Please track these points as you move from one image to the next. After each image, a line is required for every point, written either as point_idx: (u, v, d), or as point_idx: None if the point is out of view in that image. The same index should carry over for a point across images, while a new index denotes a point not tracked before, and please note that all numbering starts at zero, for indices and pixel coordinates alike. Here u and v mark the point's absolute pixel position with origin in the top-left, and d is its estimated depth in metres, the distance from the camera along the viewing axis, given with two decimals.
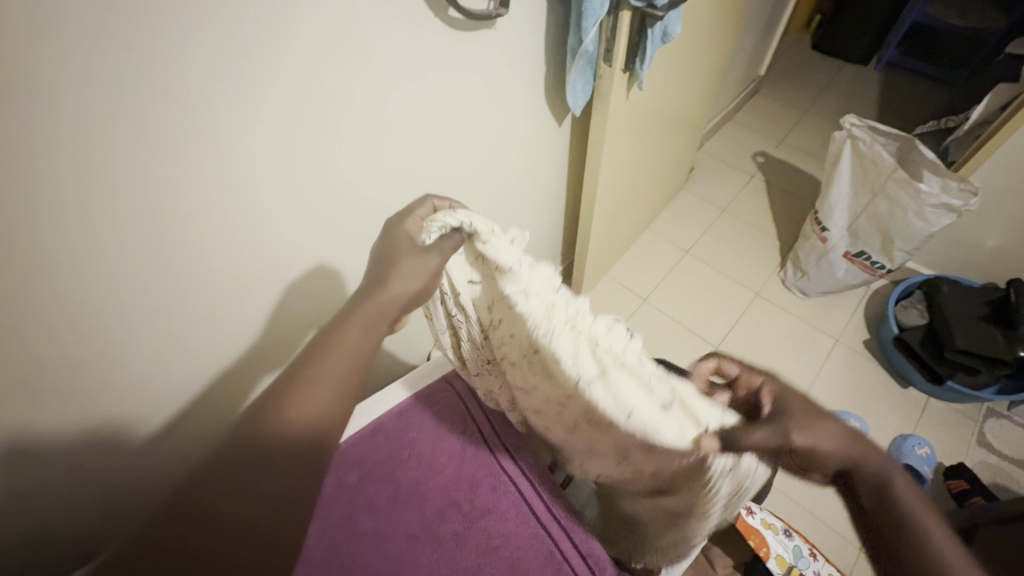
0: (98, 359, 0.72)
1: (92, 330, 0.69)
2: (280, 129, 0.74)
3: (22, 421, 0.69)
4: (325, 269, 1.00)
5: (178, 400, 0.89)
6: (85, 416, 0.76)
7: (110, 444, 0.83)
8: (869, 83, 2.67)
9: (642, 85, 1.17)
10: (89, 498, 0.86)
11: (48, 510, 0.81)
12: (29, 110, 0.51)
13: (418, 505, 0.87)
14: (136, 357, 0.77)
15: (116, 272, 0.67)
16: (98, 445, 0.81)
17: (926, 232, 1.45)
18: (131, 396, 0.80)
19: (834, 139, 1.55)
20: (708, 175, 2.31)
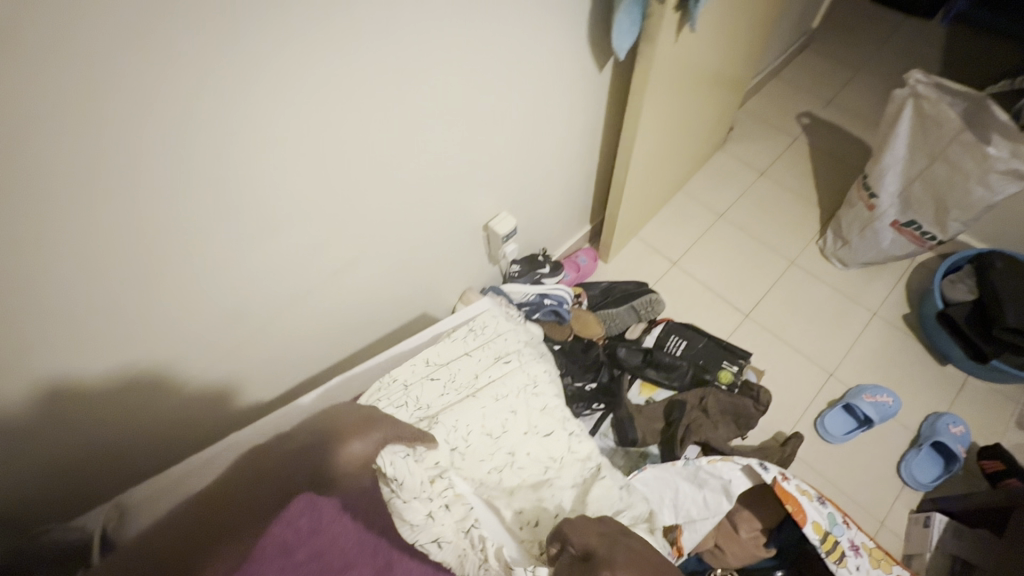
0: (129, 288, 0.72)
1: (121, 257, 0.68)
2: (302, 70, 0.71)
3: (55, 349, 0.69)
4: (352, 217, 0.97)
5: (208, 338, 0.89)
6: (115, 349, 0.77)
7: (141, 379, 0.84)
8: (932, 39, 2.46)
9: (694, 26, 1.07)
10: (123, 429, 0.87)
11: (85, 439, 0.83)
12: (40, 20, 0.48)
13: None
14: (164, 293, 0.76)
15: (139, 204, 0.65)
16: (129, 379, 0.82)
17: (988, 202, 1.35)
18: (160, 332, 0.81)
19: (894, 97, 1.43)
20: (748, 136, 2.19)
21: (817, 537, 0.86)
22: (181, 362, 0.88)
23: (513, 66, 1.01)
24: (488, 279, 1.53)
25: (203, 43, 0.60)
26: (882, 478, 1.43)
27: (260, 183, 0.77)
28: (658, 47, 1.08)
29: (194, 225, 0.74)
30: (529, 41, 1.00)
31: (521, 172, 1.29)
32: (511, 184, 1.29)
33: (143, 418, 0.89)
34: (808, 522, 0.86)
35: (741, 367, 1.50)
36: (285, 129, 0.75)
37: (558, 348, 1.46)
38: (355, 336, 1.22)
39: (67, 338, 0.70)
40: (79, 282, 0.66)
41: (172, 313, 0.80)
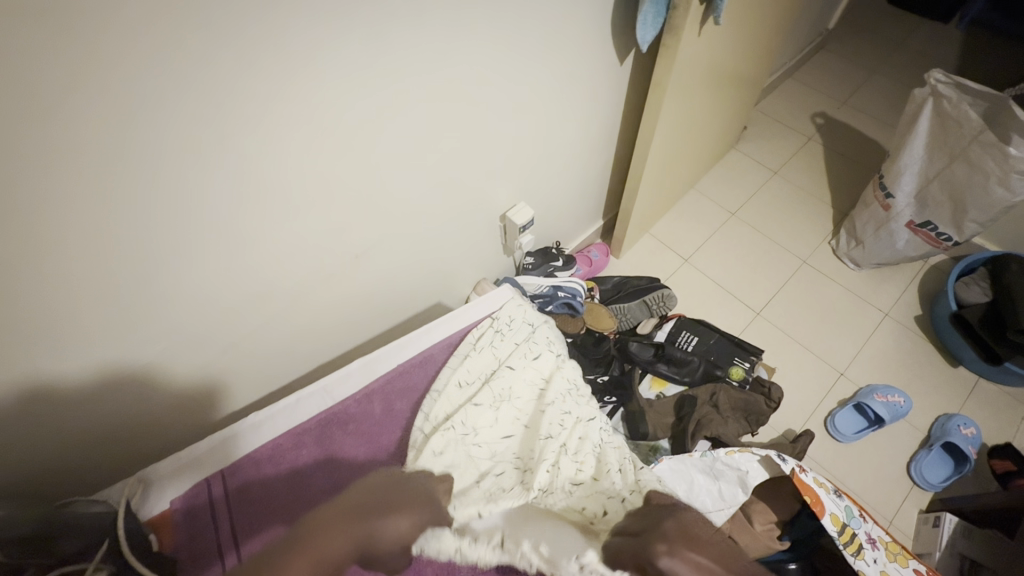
0: (154, 262, 0.73)
1: (149, 231, 0.69)
2: (334, 51, 0.71)
3: (84, 322, 0.70)
4: (373, 201, 0.97)
5: (228, 315, 0.90)
6: (140, 323, 0.77)
7: (164, 355, 0.85)
8: (948, 42, 2.45)
9: (718, 19, 1.07)
10: (145, 405, 0.89)
11: (107, 412, 0.84)
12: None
13: None
14: (189, 270, 0.77)
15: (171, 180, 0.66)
16: (152, 354, 0.83)
17: (1006, 203, 1.34)
18: (183, 309, 0.81)
19: (914, 97, 1.42)
20: (762, 135, 2.18)
21: (836, 529, 0.86)
22: (201, 339, 0.89)
23: (536, 55, 1.01)
24: (501, 270, 1.53)
25: (240, 18, 0.60)
26: (891, 478, 1.43)
27: (287, 163, 0.78)
28: (683, 41, 1.08)
29: (221, 202, 0.74)
30: (554, 30, 1.00)
31: (538, 163, 1.29)
32: (528, 175, 1.29)
33: (164, 395, 0.90)
34: (827, 514, 0.86)
35: (753, 363, 1.50)
36: (315, 110, 0.75)
37: (570, 341, 1.46)
38: (370, 322, 1.23)
39: (93, 308, 0.71)
40: (108, 254, 0.67)
41: (195, 289, 0.81)
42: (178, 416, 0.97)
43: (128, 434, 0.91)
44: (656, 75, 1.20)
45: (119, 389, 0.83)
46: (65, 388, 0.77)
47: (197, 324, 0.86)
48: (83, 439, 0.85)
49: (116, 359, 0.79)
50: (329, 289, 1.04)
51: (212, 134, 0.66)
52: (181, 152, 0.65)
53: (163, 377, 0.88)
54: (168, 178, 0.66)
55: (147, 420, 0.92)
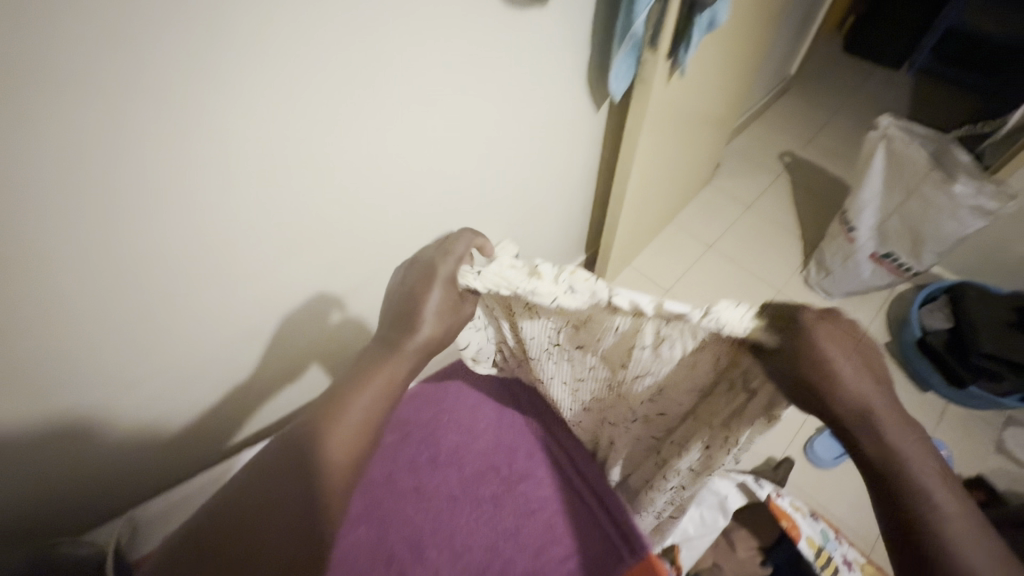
0: (152, 301, 0.76)
1: (148, 271, 0.73)
2: (331, 105, 0.76)
3: (70, 356, 0.72)
4: (364, 241, 1.02)
5: (219, 352, 0.92)
6: (128, 357, 0.79)
7: (153, 389, 0.86)
8: (900, 88, 2.64)
9: (684, 73, 1.17)
10: (129, 437, 0.89)
11: (93, 446, 0.85)
12: (103, 60, 0.53)
13: (456, 468, 1.02)
14: (184, 306, 0.81)
15: (166, 222, 0.70)
16: (139, 388, 0.84)
17: (958, 235, 1.44)
18: (176, 343, 0.84)
19: (868, 138, 1.54)
20: (734, 173, 2.30)
21: (812, 552, 0.92)
22: (192, 374, 0.91)
23: (518, 104, 1.09)
24: None
25: (246, 79, 0.65)
26: (870, 501, 1.46)
27: (282, 205, 0.82)
28: (653, 92, 1.17)
29: (218, 242, 0.78)
30: (534, 82, 1.08)
31: (521, 202, 1.36)
32: (512, 213, 1.36)
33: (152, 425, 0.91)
34: (803, 537, 0.93)
35: None
36: (310, 158, 0.80)
37: None
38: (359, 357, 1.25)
39: (90, 345, 0.74)
40: (108, 293, 0.70)
41: (189, 326, 0.84)
42: (167, 451, 0.98)
43: (115, 469, 0.92)
44: (630, 122, 1.29)
45: (110, 424, 0.85)
46: (56, 427, 0.78)
47: (189, 359, 0.88)
48: (69, 472, 0.85)
49: (101, 393, 0.80)
50: (319, 324, 1.07)
51: (213, 180, 0.71)
52: (184, 197, 0.69)
53: (153, 412, 0.90)
54: (170, 222, 0.70)
55: (135, 453, 0.93)
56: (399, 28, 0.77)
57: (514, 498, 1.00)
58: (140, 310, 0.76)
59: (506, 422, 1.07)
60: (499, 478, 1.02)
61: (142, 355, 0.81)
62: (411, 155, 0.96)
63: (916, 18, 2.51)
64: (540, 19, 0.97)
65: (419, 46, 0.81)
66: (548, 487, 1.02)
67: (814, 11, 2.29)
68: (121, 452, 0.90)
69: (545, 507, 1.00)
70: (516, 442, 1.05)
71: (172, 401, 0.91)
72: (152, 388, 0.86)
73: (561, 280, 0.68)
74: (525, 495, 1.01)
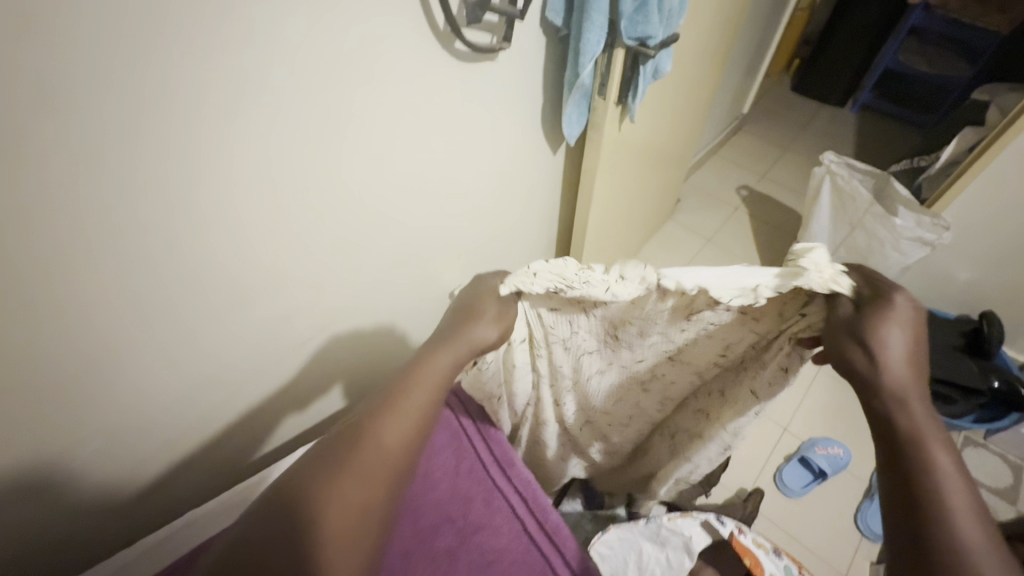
0: (92, 367, 0.73)
1: (89, 336, 0.70)
2: (282, 155, 0.76)
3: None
4: (321, 288, 1.01)
5: (168, 413, 0.88)
6: (62, 427, 0.75)
7: (91, 454, 0.81)
8: (844, 124, 2.81)
9: (634, 118, 1.22)
10: (61, 506, 0.84)
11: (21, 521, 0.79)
12: (35, 126, 0.52)
13: (410, 520, 0.87)
14: (127, 368, 0.77)
15: (105, 283, 0.67)
16: (74, 455, 0.79)
17: (901, 264, 1.51)
18: (118, 407, 0.80)
19: (814, 175, 1.62)
20: (694, 207, 2.39)
21: None
22: (139, 437, 0.87)
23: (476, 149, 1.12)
24: None
25: (193, 138, 0.65)
26: (840, 529, 1.47)
27: (236, 259, 0.81)
28: (605, 135, 1.22)
29: (167, 300, 0.76)
30: (490, 128, 1.10)
31: (484, 243, 1.38)
32: (475, 252, 1.37)
33: (88, 490, 0.86)
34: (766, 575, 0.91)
35: None
36: (263, 212, 0.80)
37: None
38: (322, 404, 1.23)
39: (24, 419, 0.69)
40: (47, 361, 0.67)
41: (137, 387, 0.80)
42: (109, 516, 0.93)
43: (52, 541, 0.87)
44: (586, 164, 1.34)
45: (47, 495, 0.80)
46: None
47: (137, 422, 0.84)
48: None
49: (29, 463, 0.74)
50: (281, 375, 1.05)
51: (163, 239, 0.70)
52: (132, 257, 0.68)
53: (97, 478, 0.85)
54: (114, 285, 0.68)
55: (65, 521, 0.86)
56: (350, 80, 0.78)
57: (470, 550, 0.85)
58: (81, 375, 0.72)
59: (467, 466, 0.93)
60: (454, 529, 0.87)
61: (83, 422, 0.77)
62: (369, 201, 0.96)
63: (853, 61, 2.70)
64: (491, 69, 1.00)
65: (372, 97, 0.83)
66: (509, 533, 0.87)
67: (760, 56, 2.44)
68: (58, 523, 0.85)
69: (505, 556, 0.85)
70: (477, 484, 0.91)
71: (115, 466, 0.87)
72: (93, 453, 0.82)
73: (613, 272, 0.72)
74: (483, 545, 0.86)
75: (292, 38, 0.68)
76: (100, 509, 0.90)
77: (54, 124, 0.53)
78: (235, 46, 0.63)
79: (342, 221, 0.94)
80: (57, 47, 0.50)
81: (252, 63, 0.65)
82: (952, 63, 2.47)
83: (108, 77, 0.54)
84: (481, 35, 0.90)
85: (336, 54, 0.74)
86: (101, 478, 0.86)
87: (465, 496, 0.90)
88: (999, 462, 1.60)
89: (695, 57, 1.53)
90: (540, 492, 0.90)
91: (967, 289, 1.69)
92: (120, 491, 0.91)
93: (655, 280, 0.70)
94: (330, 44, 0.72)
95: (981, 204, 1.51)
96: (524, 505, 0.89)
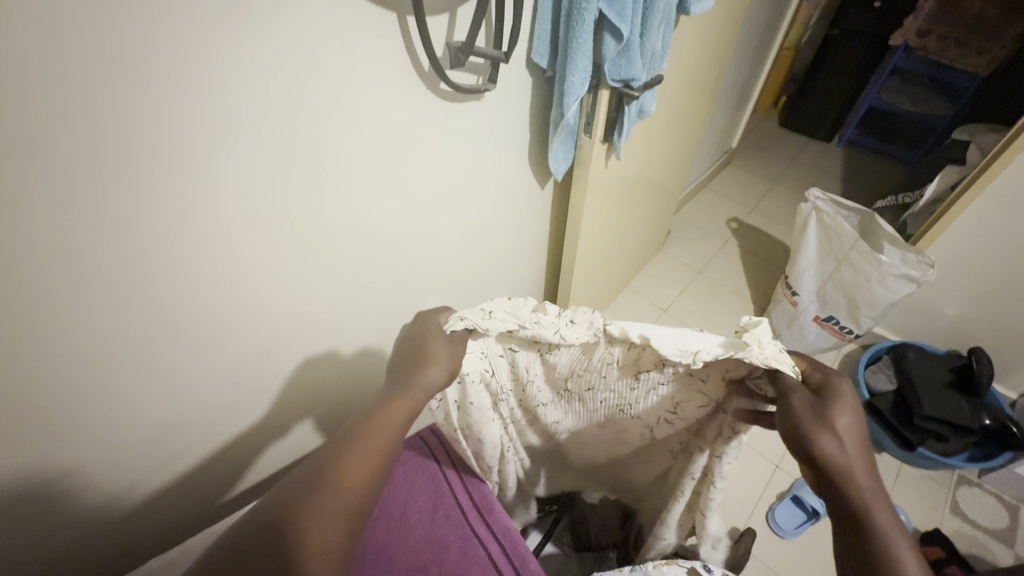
0: (58, 408, 0.70)
1: (56, 377, 0.67)
2: (266, 193, 0.76)
3: None
4: (304, 323, 1.00)
5: (137, 454, 0.85)
6: (25, 473, 0.72)
7: (57, 498, 0.78)
8: (832, 159, 2.86)
9: (620, 155, 1.24)
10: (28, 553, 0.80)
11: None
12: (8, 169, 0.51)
13: (384, 569, 0.83)
14: (97, 410, 0.75)
15: (77, 325, 0.65)
16: (41, 498, 0.76)
17: (889, 300, 1.52)
18: (86, 450, 0.77)
19: (800, 211, 1.64)
20: (685, 238, 2.41)
21: None
22: (105, 479, 0.83)
23: (464, 185, 1.12)
24: None
25: (176, 179, 0.65)
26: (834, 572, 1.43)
27: (217, 297, 0.80)
28: (592, 172, 1.24)
29: (142, 339, 0.74)
30: (477, 164, 1.11)
31: (471, 275, 1.37)
32: (463, 285, 1.37)
33: (59, 533, 0.82)
34: None
35: None
36: (245, 251, 0.79)
37: None
38: (301, 440, 1.20)
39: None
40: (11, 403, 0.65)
41: (107, 427, 0.78)
42: (69, 564, 0.88)
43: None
44: (573, 199, 1.35)
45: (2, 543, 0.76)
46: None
47: (104, 464, 0.81)
48: None
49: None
50: (259, 412, 1.03)
51: (139, 279, 0.68)
52: (107, 297, 0.66)
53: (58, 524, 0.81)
54: (85, 324, 0.66)
55: (32, 568, 0.83)
56: (336, 118, 0.78)
57: None
58: (47, 417, 0.69)
59: (445, 511, 0.90)
60: None
61: (47, 465, 0.74)
62: (354, 236, 0.96)
63: (839, 98, 2.77)
64: (479, 108, 1.01)
65: (358, 135, 0.83)
66: None
67: (747, 93, 2.51)
68: (11, 572, 0.80)
69: None
70: (454, 531, 0.88)
71: (78, 510, 0.83)
72: (56, 497, 0.78)
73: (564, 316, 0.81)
74: None
75: (277, 79, 0.68)
76: (60, 556, 0.86)
77: (36, 168, 0.53)
78: (219, 88, 0.63)
79: (326, 259, 0.94)
80: (33, 92, 0.50)
81: (237, 104, 0.66)
82: (934, 101, 2.53)
83: (92, 122, 0.55)
84: (466, 76, 0.92)
85: (323, 94, 0.74)
86: (63, 524, 0.82)
87: (442, 543, 0.87)
88: (995, 501, 1.57)
89: (682, 95, 1.56)
90: (518, 537, 0.87)
91: (955, 324, 1.70)
92: (82, 537, 0.87)
93: (601, 326, 0.80)
94: (316, 84, 0.73)
95: (965, 241, 1.52)
96: (502, 553, 0.85)
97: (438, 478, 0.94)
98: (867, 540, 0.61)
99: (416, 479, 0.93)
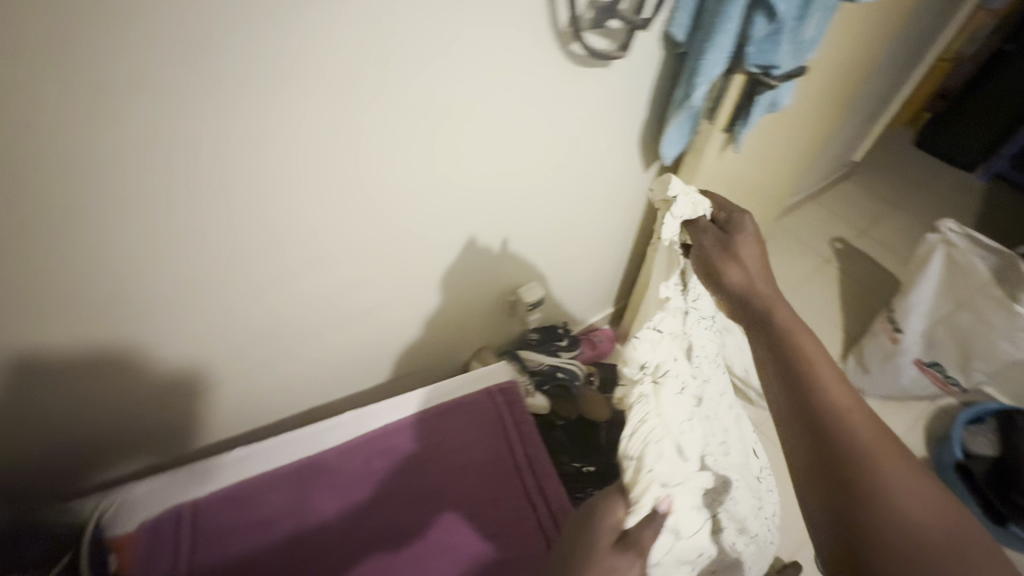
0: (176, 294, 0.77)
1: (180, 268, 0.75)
2: (385, 128, 0.79)
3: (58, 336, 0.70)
4: (393, 264, 1.03)
5: (234, 350, 0.93)
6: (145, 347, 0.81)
7: (127, 379, 0.82)
8: (968, 192, 2.54)
9: (738, 148, 1.17)
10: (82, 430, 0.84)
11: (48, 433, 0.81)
12: (175, 66, 0.56)
13: (430, 507, 0.85)
14: (208, 306, 0.83)
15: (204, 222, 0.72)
16: (112, 373, 0.80)
17: (1012, 356, 1.39)
18: (194, 340, 0.86)
19: (926, 241, 1.46)
20: (779, 251, 2.25)
21: None
22: (185, 361, 0.87)
23: (568, 154, 1.10)
24: (504, 341, 1.56)
25: (276, 109, 0.67)
26: None
27: (306, 225, 0.84)
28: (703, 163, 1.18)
29: (246, 250, 0.80)
30: (586, 135, 1.09)
31: (556, 246, 1.36)
32: (546, 255, 1.35)
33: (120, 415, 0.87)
34: None
35: None
36: (339, 186, 0.82)
37: (561, 425, 1.45)
38: (369, 373, 1.26)
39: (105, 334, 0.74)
40: (141, 283, 0.72)
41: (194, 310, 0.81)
42: (150, 436, 0.95)
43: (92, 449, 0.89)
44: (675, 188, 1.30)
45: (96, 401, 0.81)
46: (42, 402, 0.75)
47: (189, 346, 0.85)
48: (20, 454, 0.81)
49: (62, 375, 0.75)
50: (342, 340, 1.08)
51: (251, 194, 0.73)
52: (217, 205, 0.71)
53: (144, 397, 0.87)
54: (197, 228, 0.72)
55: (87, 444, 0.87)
56: (462, 64, 0.79)
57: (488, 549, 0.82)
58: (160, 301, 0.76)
59: (500, 466, 0.92)
60: (475, 526, 0.84)
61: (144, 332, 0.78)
62: (454, 186, 0.97)
63: (994, 124, 2.43)
64: (602, 76, 0.98)
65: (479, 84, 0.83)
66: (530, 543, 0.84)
67: (885, 104, 2.26)
68: (82, 440, 0.86)
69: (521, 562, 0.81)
70: (507, 487, 0.90)
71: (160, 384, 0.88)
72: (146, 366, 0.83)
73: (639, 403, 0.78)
74: (502, 548, 0.83)
75: (413, 15, 0.69)
76: (143, 427, 0.92)
77: (198, 73, 0.58)
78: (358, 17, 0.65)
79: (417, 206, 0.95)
80: None
81: (372, 35, 0.68)
82: None
83: (247, 36, 0.59)
84: (601, 40, 0.88)
85: (453, 37, 0.75)
86: (147, 395, 0.87)
87: (491, 496, 0.88)
88: None
89: (817, 95, 1.43)
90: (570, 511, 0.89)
91: None
92: (161, 415, 0.93)
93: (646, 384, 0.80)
94: (449, 25, 0.73)
95: None
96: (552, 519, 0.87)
97: (501, 435, 0.96)
98: (803, 382, 0.67)
99: (478, 430, 0.95)
